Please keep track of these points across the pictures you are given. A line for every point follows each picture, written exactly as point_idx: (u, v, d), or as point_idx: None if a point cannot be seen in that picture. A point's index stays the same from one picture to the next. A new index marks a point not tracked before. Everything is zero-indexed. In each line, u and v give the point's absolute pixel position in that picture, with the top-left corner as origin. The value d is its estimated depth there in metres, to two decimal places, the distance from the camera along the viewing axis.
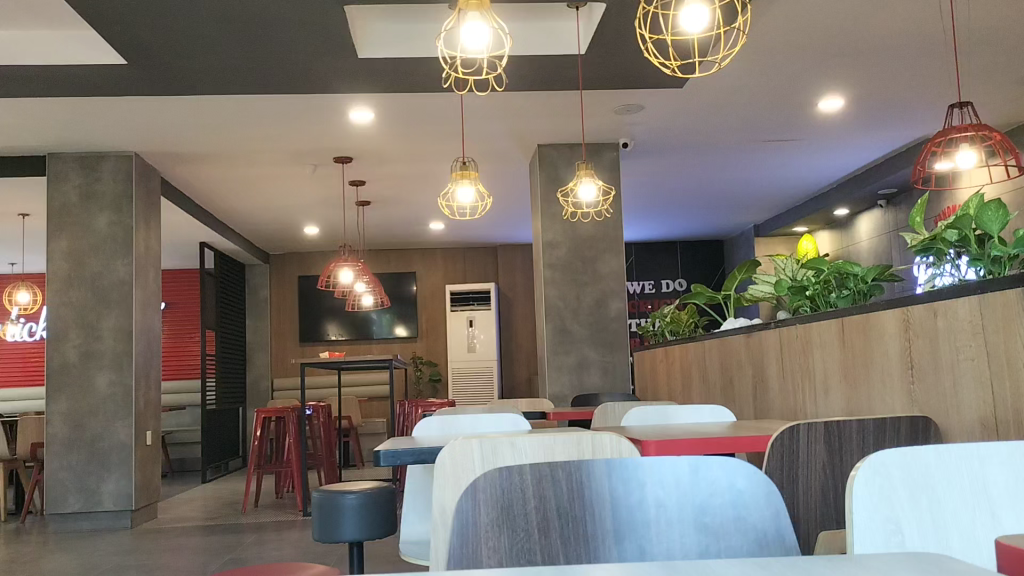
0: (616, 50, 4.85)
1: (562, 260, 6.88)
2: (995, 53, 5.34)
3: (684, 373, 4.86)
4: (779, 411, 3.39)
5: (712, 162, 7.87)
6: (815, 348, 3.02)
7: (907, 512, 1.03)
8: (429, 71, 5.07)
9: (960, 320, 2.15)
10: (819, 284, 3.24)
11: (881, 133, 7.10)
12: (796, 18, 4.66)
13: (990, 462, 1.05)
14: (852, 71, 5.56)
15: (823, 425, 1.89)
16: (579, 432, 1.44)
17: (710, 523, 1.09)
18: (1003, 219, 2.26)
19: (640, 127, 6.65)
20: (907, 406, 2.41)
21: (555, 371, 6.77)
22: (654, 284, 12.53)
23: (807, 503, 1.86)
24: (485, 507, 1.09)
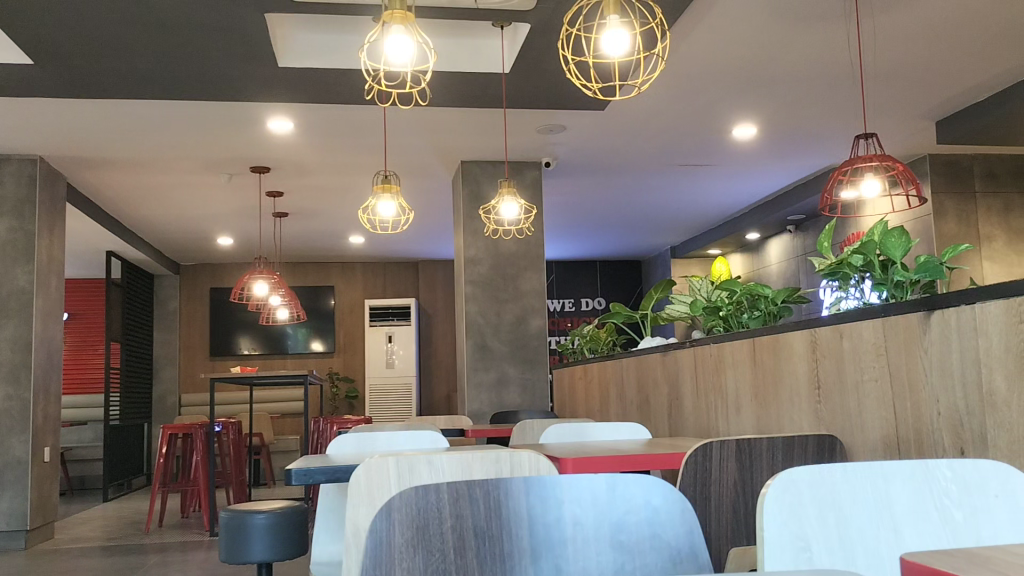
0: (539, 70, 4.89)
1: (483, 276, 6.87)
2: (898, 88, 5.60)
3: (602, 390, 4.91)
4: (694, 429, 3.45)
5: (631, 183, 8.02)
6: (728, 367, 3.09)
7: (816, 529, 1.05)
8: (352, 82, 5.02)
9: (865, 341, 2.23)
10: (732, 305, 3.32)
11: (791, 160, 7.36)
12: (714, 46, 4.79)
13: (892, 480, 1.09)
14: (767, 100, 5.75)
15: (734, 442, 1.93)
16: (496, 450, 1.42)
17: (626, 541, 1.09)
18: (906, 245, 2.34)
19: (563, 147, 6.72)
20: (814, 426, 2.48)
21: (474, 388, 6.75)
22: (573, 302, 12.68)
23: (719, 520, 1.89)
24: (400, 526, 1.06)
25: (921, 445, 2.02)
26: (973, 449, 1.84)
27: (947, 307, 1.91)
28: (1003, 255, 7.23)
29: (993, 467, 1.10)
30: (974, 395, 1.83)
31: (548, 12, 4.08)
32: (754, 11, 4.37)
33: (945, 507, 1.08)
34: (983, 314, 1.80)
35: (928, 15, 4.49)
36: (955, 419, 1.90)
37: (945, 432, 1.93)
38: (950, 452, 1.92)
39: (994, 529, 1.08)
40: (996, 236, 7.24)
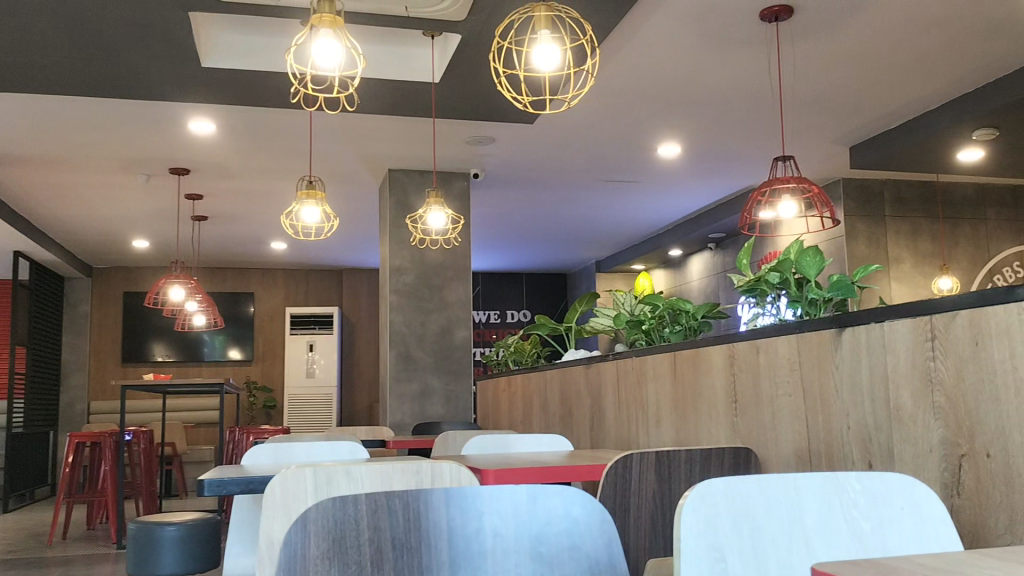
0: (469, 82, 4.89)
1: (408, 286, 6.82)
2: (815, 113, 5.80)
3: (525, 401, 4.91)
4: (615, 441, 3.49)
5: (557, 197, 8.10)
6: (649, 380, 3.13)
7: (730, 540, 1.06)
8: (279, 85, 4.93)
9: (780, 356, 2.30)
10: (654, 318, 3.38)
11: (713, 180, 7.55)
12: (642, 65, 4.88)
13: (805, 492, 1.12)
14: (691, 120, 5.88)
15: (654, 454, 1.95)
16: (417, 461, 1.40)
17: (546, 552, 1.10)
18: (820, 265, 2.44)
19: (491, 159, 6.74)
20: (730, 438, 2.54)
21: (397, 400, 6.68)
22: (498, 313, 12.70)
23: (637, 530, 1.91)
24: (316, 539, 1.03)
25: (831, 458, 2.08)
26: (881, 462, 1.90)
27: (859, 324, 1.97)
28: (909, 277, 7.55)
29: (898, 481, 1.15)
30: (882, 411, 1.90)
31: (479, 23, 4.09)
32: (680, 33, 4.47)
33: (853, 519, 1.12)
34: (892, 332, 1.86)
35: (845, 44, 4.67)
36: (864, 433, 1.96)
37: (855, 445, 1.99)
38: (858, 465, 1.98)
39: (900, 540, 1.12)
40: (904, 258, 7.56)
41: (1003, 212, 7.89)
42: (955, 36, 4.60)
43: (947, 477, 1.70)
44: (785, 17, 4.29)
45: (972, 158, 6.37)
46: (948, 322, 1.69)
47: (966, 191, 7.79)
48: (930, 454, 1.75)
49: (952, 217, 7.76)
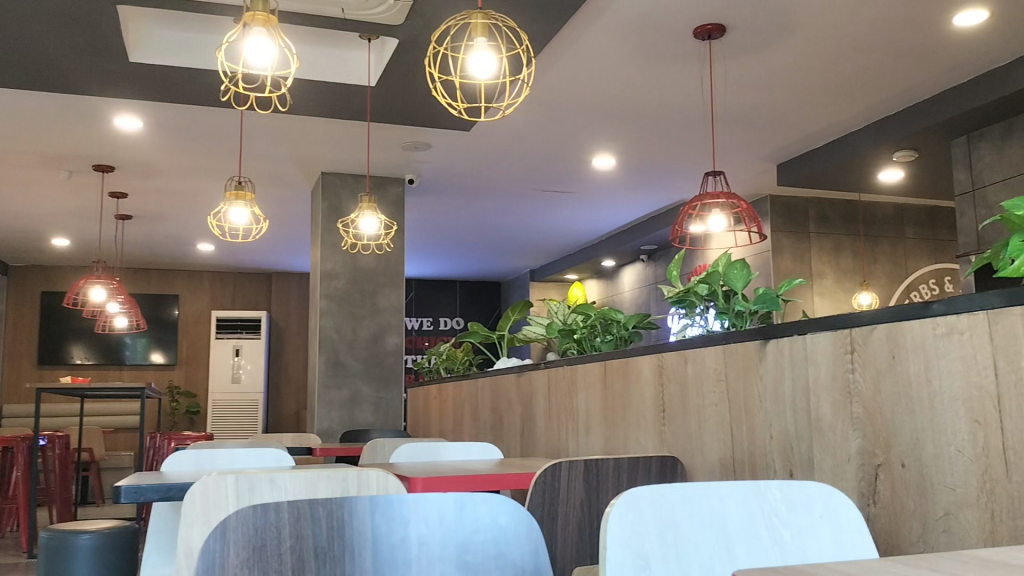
0: (405, 87, 4.86)
1: (339, 291, 6.73)
2: (746, 130, 5.94)
3: (456, 409, 4.89)
4: (545, 449, 3.49)
5: (492, 206, 8.11)
6: (579, 389, 3.15)
7: (655, 548, 1.07)
8: (209, 83, 4.82)
9: (707, 367, 2.34)
10: (586, 328, 3.40)
11: (646, 193, 7.67)
12: (577, 76, 4.92)
13: (727, 501, 1.14)
14: (626, 133, 5.96)
15: (582, 462, 1.97)
16: (344, 469, 1.38)
17: (471, 560, 1.09)
18: (747, 277, 2.50)
19: (426, 165, 6.71)
20: (658, 447, 2.57)
21: (325, 406, 6.59)
22: (430, 321, 12.64)
23: (565, 539, 1.91)
24: (236, 547, 1.01)
25: (754, 467, 2.12)
26: (801, 471, 1.94)
27: (783, 337, 2.02)
28: (831, 292, 7.79)
29: (818, 489, 1.17)
30: (803, 421, 1.94)
31: (416, 28, 4.07)
32: (615, 47, 4.53)
33: (774, 527, 1.14)
34: (813, 345, 1.91)
35: (774, 64, 4.79)
36: (785, 443, 2.01)
37: (776, 455, 2.04)
38: (780, 474, 2.02)
39: (818, 548, 1.14)
40: (827, 274, 7.80)
41: (920, 231, 8.21)
42: (878, 60, 4.77)
43: (864, 486, 1.74)
44: (717, 35, 4.38)
45: (893, 178, 6.61)
46: (867, 335, 1.75)
47: (886, 210, 8.08)
48: (848, 464, 1.79)
49: (873, 235, 8.03)
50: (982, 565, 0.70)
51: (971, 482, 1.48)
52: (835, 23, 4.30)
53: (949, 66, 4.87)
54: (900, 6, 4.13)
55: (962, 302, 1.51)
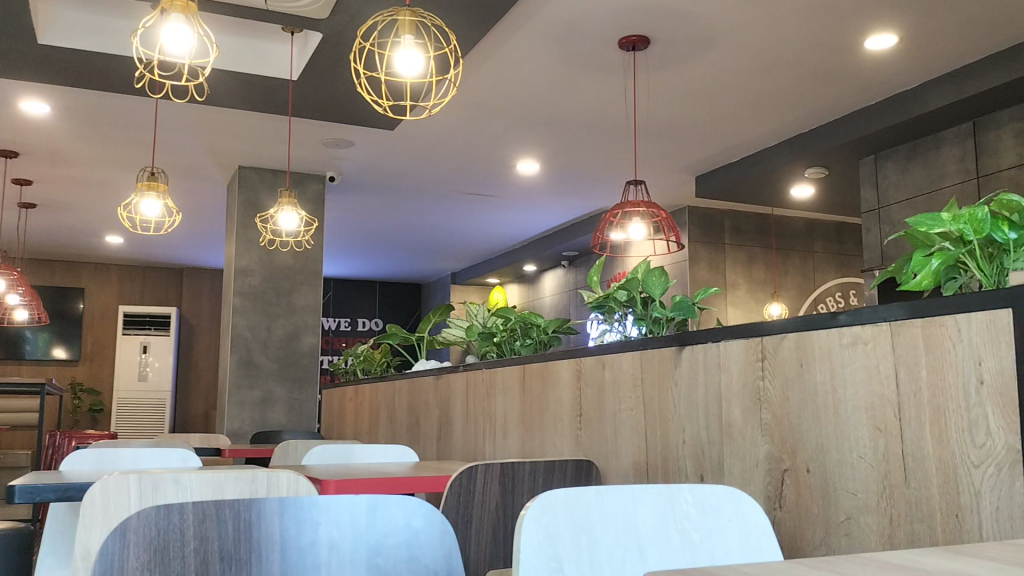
0: (329, 82, 4.79)
1: (254, 288, 6.58)
2: (666, 141, 6.06)
3: (372, 412, 4.83)
4: (461, 452, 3.48)
5: (415, 207, 8.06)
6: (497, 393, 3.15)
7: (568, 552, 1.07)
8: (123, 70, 4.65)
9: (624, 372, 2.36)
10: (505, 331, 3.42)
11: (568, 200, 7.74)
12: (503, 80, 4.93)
13: (641, 503, 1.15)
14: (550, 139, 6.00)
15: (498, 465, 1.96)
16: (253, 470, 1.35)
17: (382, 564, 1.07)
18: (665, 284, 2.55)
19: (348, 163, 6.62)
20: (573, 450, 2.59)
21: (236, 407, 6.41)
22: (348, 321, 12.47)
23: (479, 542, 1.91)
24: (137, 549, 0.97)
25: (667, 471, 2.16)
26: (711, 475, 1.99)
27: (696, 343, 2.06)
28: (744, 302, 8.01)
29: (728, 493, 1.19)
30: (715, 426, 1.99)
31: (342, 24, 4.01)
32: (541, 53, 4.56)
33: (684, 531, 1.15)
34: (726, 352, 1.96)
35: (696, 78, 4.90)
36: (697, 447, 2.05)
37: (688, 458, 2.08)
38: (691, 478, 2.07)
39: (726, 551, 1.16)
40: (740, 284, 8.02)
41: (828, 245, 8.51)
42: (793, 79, 4.93)
43: (771, 491, 1.79)
44: (642, 47, 4.45)
45: (804, 194, 6.84)
46: (777, 343, 1.79)
47: (797, 225, 8.36)
48: (756, 469, 1.84)
49: (784, 247, 8.30)
50: (877, 566, 0.73)
51: (872, 487, 1.53)
52: (755, 41, 4.42)
53: (859, 87, 5.07)
54: (816, 27, 4.27)
55: (867, 313, 1.57)
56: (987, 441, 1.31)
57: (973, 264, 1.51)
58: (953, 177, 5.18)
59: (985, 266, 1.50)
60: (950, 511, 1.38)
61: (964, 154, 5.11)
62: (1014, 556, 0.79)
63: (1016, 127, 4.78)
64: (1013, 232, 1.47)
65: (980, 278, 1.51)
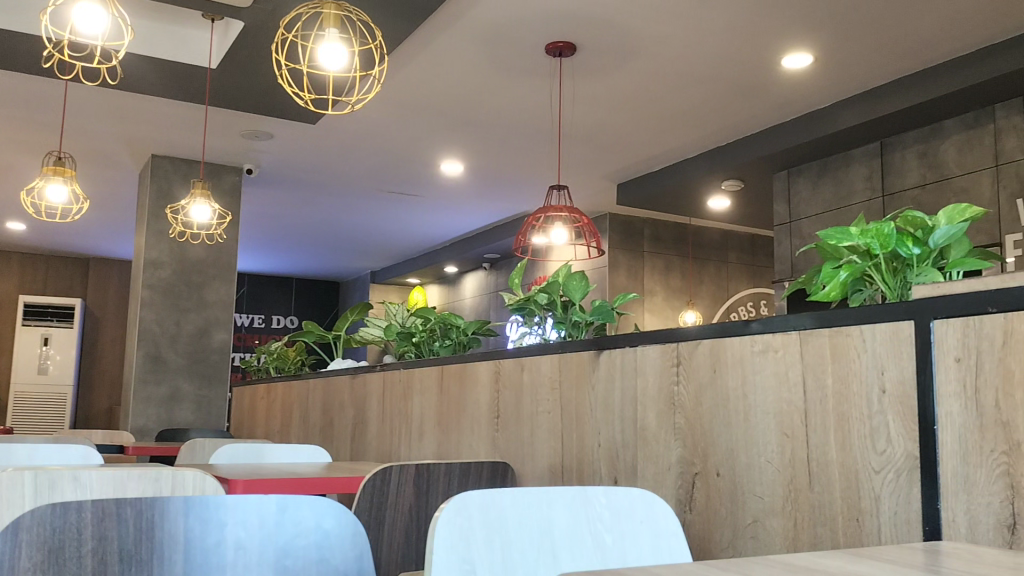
0: (249, 73, 4.67)
1: (164, 282, 6.37)
2: (589, 148, 6.13)
3: (284, 411, 4.73)
4: (375, 453, 3.43)
5: (335, 203, 7.94)
6: (414, 394, 3.13)
7: (481, 554, 1.06)
8: (28, 49, 4.43)
9: (542, 375, 2.38)
10: (424, 332, 3.39)
11: (490, 202, 7.75)
12: (429, 79, 4.90)
13: (556, 505, 1.15)
14: (474, 141, 6.00)
15: (413, 467, 1.93)
16: (158, 467, 1.31)
17: (291, 565, 1.05)
18: (585, 288, 2.58)
19: (267, 156, 6.47)
20: (489, 452, 2.59)
21: (141, 403, 6.19)
22: (262, 318, 12.25)
23: (390, 544, 1.89)
24: (28, 549, 0.92)
25: (581, 473, 2.18)
26: (625, 477, 2.01)
27: (614, 348, 2.08)
28: (660, 309, 8.17)
29: (641, 496, 1.19)
30: (630, 430, 2.01)
31: (264, 13, 3.92)
32: (468, 54, 4.55)
33: (598, 532, 1.16)
34: (642, 356, 1.98)
35: (619, 87, 4.97)
36: (611, 450, 2.07)
37: (603, 461, 2.10)
38: (605, 480, 2.09)
39: (636, 553, 1.16)
40: (657, 291, 8.18)
41: (742, 256, 8.75)
42: (713, 92, 5.05)
43: (682, 493, 1.82)
44: (568, 53, 4.49)
45: (721, 205, 7.02)
46: (692, 349, 1.82)
47: (713, 235, 8.56)
48: (668, 472, 1.87)
49: (700, 257, 8.48)
50: (783, 567, 0.75)
51: (778, 491, 1.57)
52: (677, 53, 4.51)
53: (774, 104, 5.23)
54: (736, 43, 4.39)
55: (778, 322, 1.61)
56: (887, 447, 1.35)
57: (878, 276, 1.57)
58: (860, 195, 5.39)
59: (889, 278, 1.56)
60: (851, 516, 1.42)
61: (872, 173, 5.32)
62: (911, 559, 0.82)
63: (920, 149, 5.01)
64: (916, 247, 1.53)
65: (884, 289, 1.57)
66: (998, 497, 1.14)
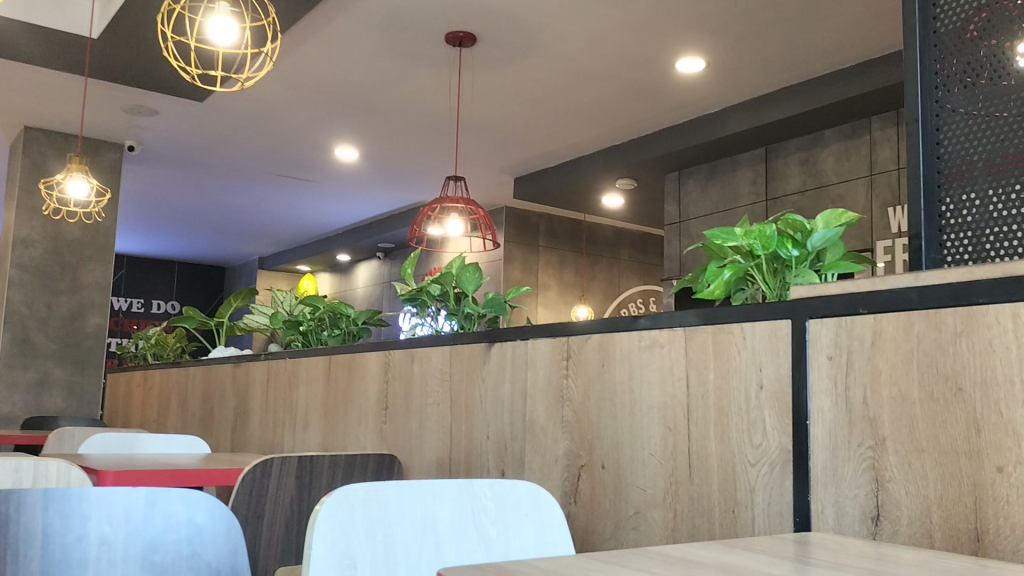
0: (133, 45, 4.45)
1: (34, 261, 6.00)
2: (487, 141, 6.13)
3: (162, 400, 4.53)
4: (257, 445, 3.34)
5: (222, 185, 7.67)
6: (299, 384, 3.05)
7: (362, 547, 1.04)
8: None
9: (432, 367, 2.35)
10: (313, 320, 3.32)
11: (385, 191, 7.66)
12: (326, 62, 4.79)
13: (441, 498, 1.13)
14: (370, 128, 5.91)
15: (296, 458, 1.88)
16: (17, 457, 1.23)
17: (160, 561, 1.05)
18: (478, 280, 2.57)
19: (151, 133, 6.19)
20: (376, 444, 2.56)
21: (6, 389, 5.82)
22: (141, 303, 11.75)
23: (269, 539, 1.85)
24: None
25: (468, 466, 2.18)
26: (512, 470, 2.02)
27: (505, 341, 2.08)
28: (553, 303, 8.26)
29: (526, 488, 1.20)
30: (518, 423, 2.02)
31: None
32: (366, 38, 4.46)
33: (482, 525, 1.15)
34: (533, 350, 1.99)
35: (518, 81, 4.98)
36: (500, 443, 2.08)
37: (491, 454, 2.10)
38: (492, 473, 2.09)
39: (520, 547, 1.17)
40: (550, 286, 8.27)
41: (633, 254, 8.95)
42: (609, 91, 5.13)
43: (567, 486, 1.84)
44: (468, 44, 4.46)
45: (615, 203, 7.15)
46: (582, 344, 1.84)
47: (607, 232, 8.72)
48: (556, 464, 1.89)
49: (594, 253, 8.63)
50: (663, 559, 0.75)
51: (659, 483, 1.61)
52: (576, 50, 4.56)
53: (668, 106, 5.36)
54: (632, 43, 4.46)
55: (664, 318, 1.64)
56: (763, 441, 1.40)
57: (759, 276, 1.63)
58: (745, 198, 5.59)
59: (769, 279, 1.62)
60: (728, 506, 1.47)
61: (756, 177, 5.53)
62: (783, 550, 0.84)
63: (801, 157, 5.24)
64: (795, 249, 1.59)
65: (765, 289, 1.63)
66: (864, 489, 1.19)
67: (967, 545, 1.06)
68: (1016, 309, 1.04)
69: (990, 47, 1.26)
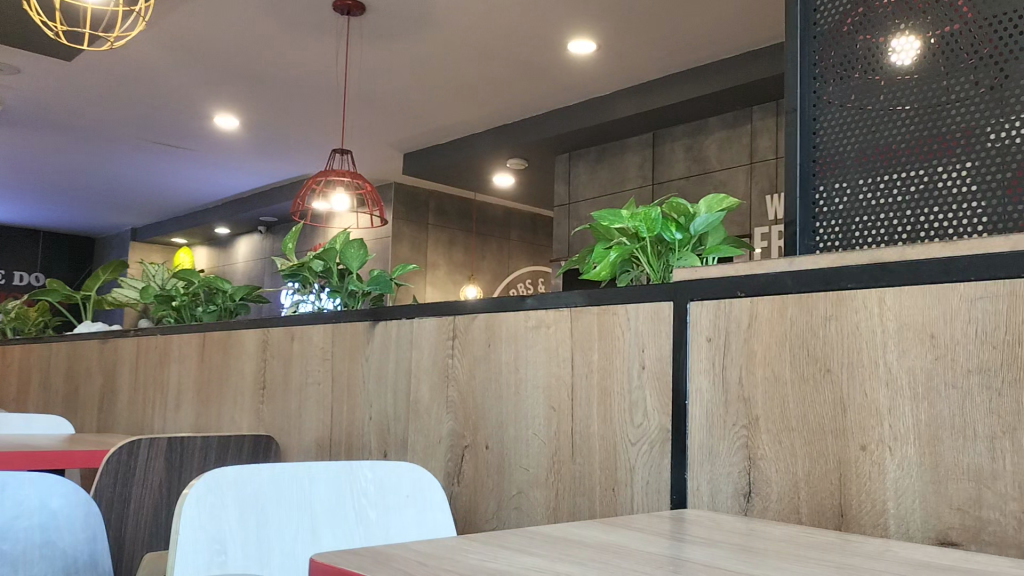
0: None
1: None
2: (376, 114, 6.02)
3: (20, 378, 4.26)
4: (125, 425, 3.17)
5: (92, 151, 7.24)
6: (171, 361, 2.91)
7: (233, 530, 1.00)
8: None
9: (314, 345, 2.29)
10: (186, 295, 3.17)
11: (269, 163, 7.42)
12: (206, 24, 4.56)
13: (318, 480, 1.09)
14: (254, 96, 5.69)
15: (164, 440, 1.80)
16: None
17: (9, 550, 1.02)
18: (363, 257, 2.51)
19: (12, 92, 5.76)
20: (253, 425, 2.47)
21: None
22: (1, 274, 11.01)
23: (135, 524, 1.75)
24: None
25: (350, 447, 2.13)
26: (395, 451, 1.99)
27: (391, 319, 2.05)
28: (441, 282, 8.24)
29: (408, 470, 1.19)
30: (401, 402, 1.99)
31: None
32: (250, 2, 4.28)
33: (361, 507, 1.12)
34: (419, 329, 1.96)
35: (409, 54, 4.89)
36: (383, 424, 2.04)
37: (373, 435, 2.07)
38: (374, 454, 2.06)
39: (401, 526, 1.15)
40: (438, 264, 8.23)
41: (522, 235, 9.02)
42: (501, 69, 5.12)
43: (451, 466, 1.83)
44: (357, 14, 4.34)
45: (505, 183, 7.17)
46: (468, 323, 1.83)
47: (496, 212, 8.75)
48: (439, 445, 1.87)
49: (483, 233, 8.64)
50: (544, 540, 0.74)
51: (542, 462, 1.62)
52: (468, 25, 4.51)
53: (558, 87, 5.39)
54: (525, 22, 4.45)
55: (551, 298, 1.64)
56: (643, 421, 1.42)
57: (644, 258, 1.65)
58: (633, 182, 5.70)
59: (654, 261, 1.65)
60: (608, 485, 1.49)
61: (643, 162, 5.64)
62: (660, 528, 0.85)
63: (686, 143, 5.39)
64: (678, 233, 1.62)
65: (649, 271, 1.65)
66: (736, 467, 1.23)
67: (831, 520, 1.11)
68: (882, 294, 1.09)
69: (864, 42, 1.31)
